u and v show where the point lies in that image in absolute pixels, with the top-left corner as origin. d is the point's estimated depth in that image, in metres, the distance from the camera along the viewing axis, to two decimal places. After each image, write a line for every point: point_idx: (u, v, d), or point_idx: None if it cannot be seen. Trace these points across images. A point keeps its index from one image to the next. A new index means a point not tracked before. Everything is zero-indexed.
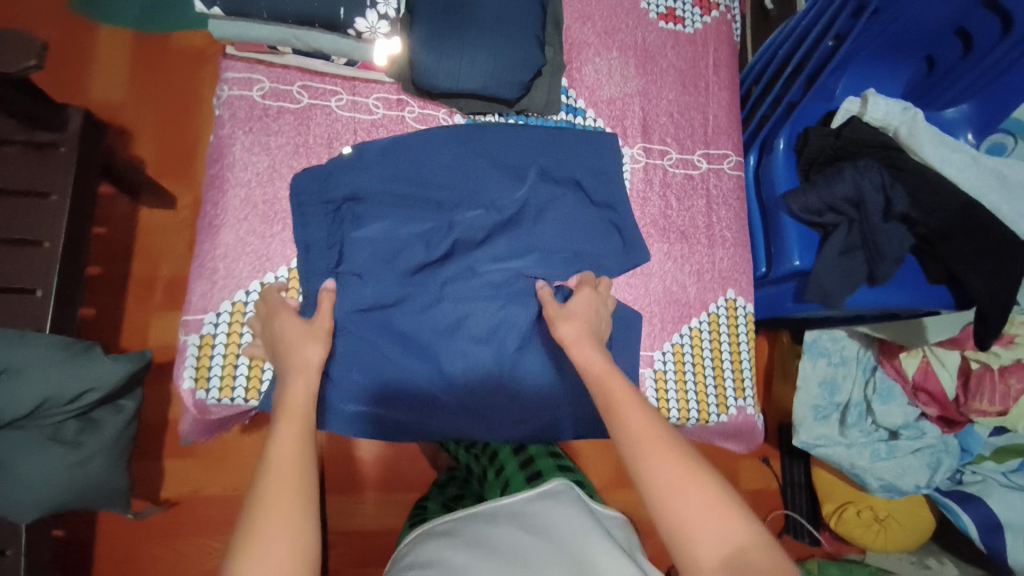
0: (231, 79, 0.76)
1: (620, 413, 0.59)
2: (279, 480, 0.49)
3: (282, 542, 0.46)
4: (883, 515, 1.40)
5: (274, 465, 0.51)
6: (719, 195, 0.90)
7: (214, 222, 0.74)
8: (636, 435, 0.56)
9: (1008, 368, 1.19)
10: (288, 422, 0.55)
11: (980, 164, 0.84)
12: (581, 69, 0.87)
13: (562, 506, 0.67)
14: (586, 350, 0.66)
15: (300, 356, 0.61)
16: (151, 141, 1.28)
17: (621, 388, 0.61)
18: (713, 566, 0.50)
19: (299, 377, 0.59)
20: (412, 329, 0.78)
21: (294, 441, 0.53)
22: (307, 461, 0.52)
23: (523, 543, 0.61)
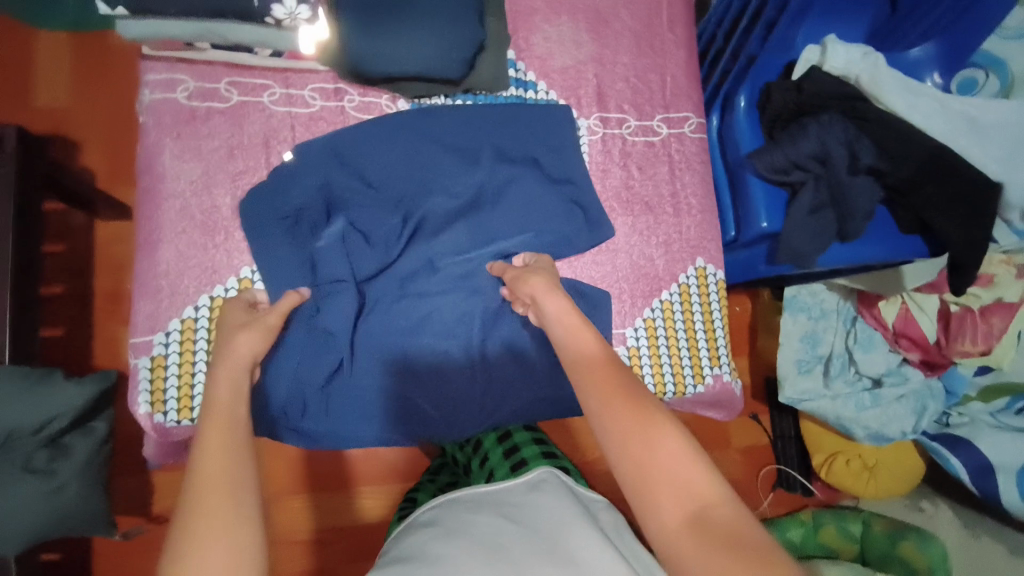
0: (152, 81, 0.71)
1: (586, 369, 0.58)
2: (207, 483, 0.48)
3: (214, 547, 0.44)
4: (873, 462, 1.41)
5: (198, 468, 0.49)
6: (682, 160, 0.86)
7: (152, 237, 0.70)
8: (603, 397, 0.55)
9: (988, 309, 1.19)
10: (213, 422, 0.53)
11: (948, 109, 0.81)
12: (529, 38, 0.82)
13: (550, 497, 0.64)
14: (557, 303, 0.66)
15: (234, 345, 0.60)
16: (97, 151, 1.21)
17: (591, 343, 0.61)
18: (679, 521, 0.47)
19: (227, 368, 0.58)
20: (381, 331, 0.76)
21: (222, 442, 0.51)
22: (239, 460, 0.50)
23: (506, 532, 0.58)
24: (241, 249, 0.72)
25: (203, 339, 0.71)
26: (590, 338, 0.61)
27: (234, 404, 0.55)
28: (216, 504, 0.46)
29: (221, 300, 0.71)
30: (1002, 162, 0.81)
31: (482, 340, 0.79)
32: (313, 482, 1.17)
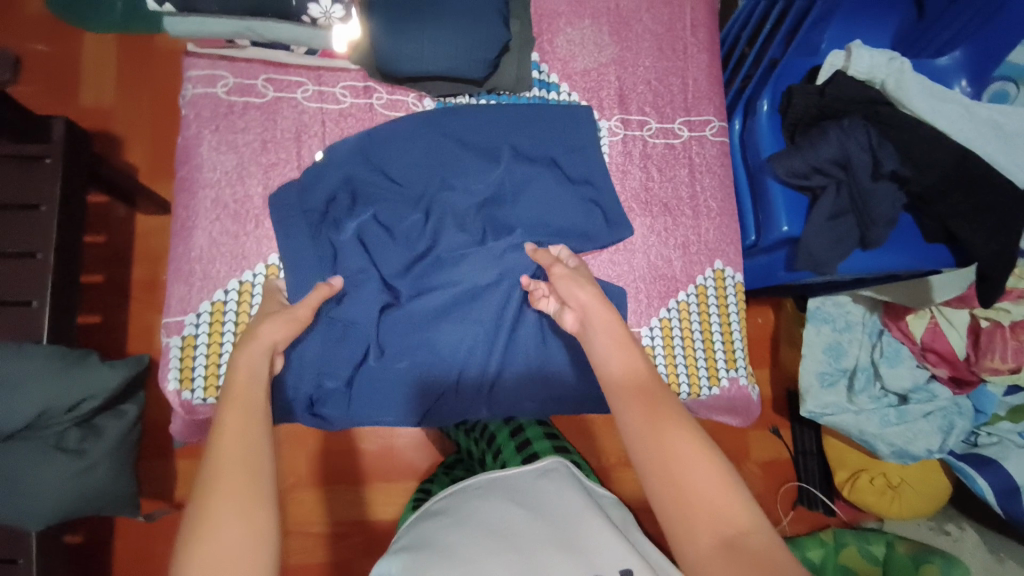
0: (194, 77, 0.75)
1: (630, 390, 0.59)
2: (225, 463, 0.49)
3: (228, 527, 0.46)
4: (897, 482, 1.37)
5: (218, 441, 0.51)
6: (702, 163, 0.87)
7: (187, 224, 0.73)
8: (640, 416, 0.56)
9: (1020, 324, 1.16)
10: (232, 399, 0.55)
11: (975, 115, 0.81)
12: (553, 40, 0.85)
13: (557, 487, 0.64)
14: (605, 314, 0.66)
15: (259, 333, 0.62)
16: (138, 147, 1.27)
17: (635, 363, 0.62)
18: (711, 545, 0.48)
19: (253, 350, 0.60)
20: (406, 323, 0.78)
21: (239, 424, 0.53)
22: (256, 442, 0.52)
23: (515, 520, 0.58)
24: (270, 238, 0.75)
25: (231, 322, 0.73)
26: (635, 357, 0.63)
27: (253, 384, 0.57)
28: (233, 487, 0.48)
29: (249, 285, 0.74)
30: None
31: (498, 337, 0.80)
32: (329, 475, 1.19)
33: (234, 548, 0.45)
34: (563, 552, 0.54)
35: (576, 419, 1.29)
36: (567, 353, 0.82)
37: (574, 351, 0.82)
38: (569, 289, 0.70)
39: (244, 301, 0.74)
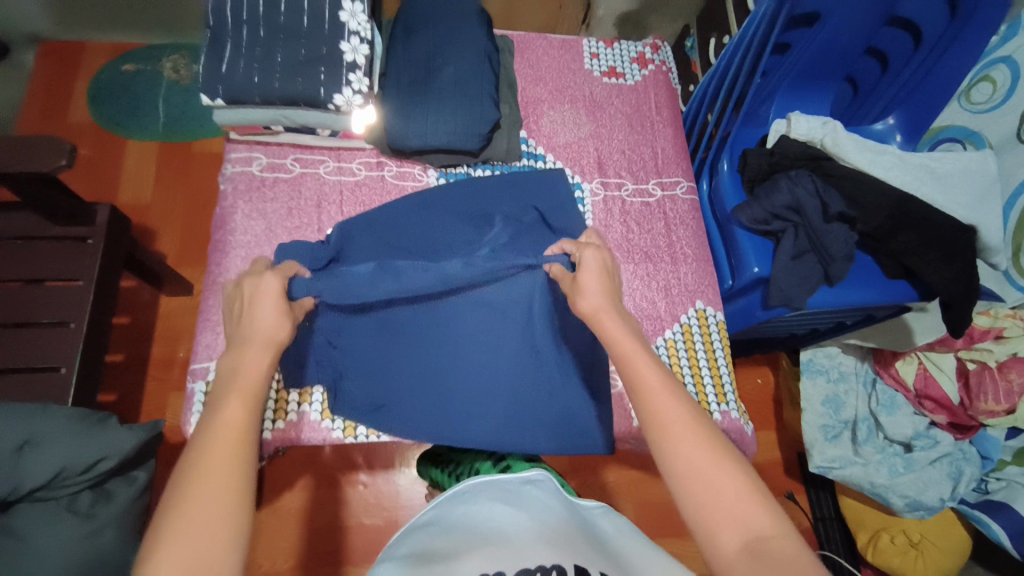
0: (234, 159, 0.89)
1: (644, 394, 0.55)
2: (222, 456, 0.46)
3: (195, 531, 0.42)
4: (918, 539, 1.31)
5: (215, 431, 0.48)
6: (675, 217, 0.98)
7: (218, 280, 0.82)
8: (663, 411, 0.53)
9: (1006, 364, 1.17)
10: (238, 391, 0.52)
11: (907, 162, 0.93)
12: (538, 121, 1.00)
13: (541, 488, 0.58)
14: (616, 323, 0.61)
15: (261, 322, 0.58)
16: (173, 237, 1.41)
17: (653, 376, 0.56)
18: (736, 553, 0.45)
19: (254, 346, 0.56)
20: (417, 341, 0.80)
21: (236, 411, 0.50)
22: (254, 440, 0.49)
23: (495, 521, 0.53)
24: None
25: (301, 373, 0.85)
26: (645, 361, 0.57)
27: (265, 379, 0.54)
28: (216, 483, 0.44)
29: None
30: (968, 206, 0.90)
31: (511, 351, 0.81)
32: (330, 554, 1.16)
33: (207, 546, 0.41)
34: (546, 544, 0.49)
35: (582, 485, 1.27)
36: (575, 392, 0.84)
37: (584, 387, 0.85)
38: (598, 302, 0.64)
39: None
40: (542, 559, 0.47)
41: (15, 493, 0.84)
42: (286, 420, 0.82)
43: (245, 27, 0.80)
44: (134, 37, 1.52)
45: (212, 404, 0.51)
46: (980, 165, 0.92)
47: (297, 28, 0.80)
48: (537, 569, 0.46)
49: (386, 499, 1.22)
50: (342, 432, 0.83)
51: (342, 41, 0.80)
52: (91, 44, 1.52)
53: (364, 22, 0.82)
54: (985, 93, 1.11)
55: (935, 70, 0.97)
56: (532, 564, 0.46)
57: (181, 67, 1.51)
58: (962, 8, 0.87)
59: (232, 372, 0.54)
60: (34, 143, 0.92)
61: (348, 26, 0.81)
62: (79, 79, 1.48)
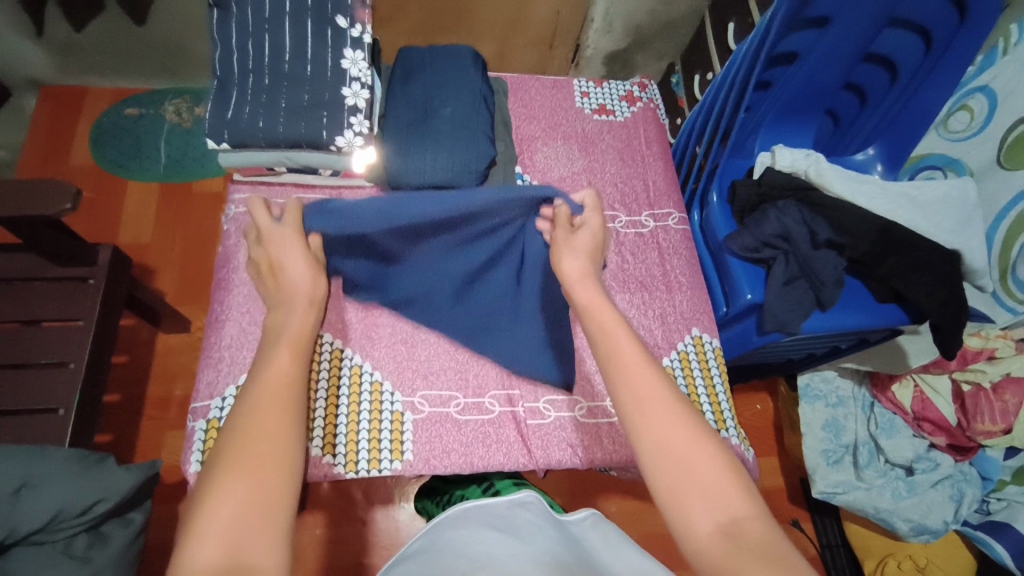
0: (237, 200, 0.91)
1: (624, 365, 0.58)
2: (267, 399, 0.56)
3: (249, 465, 0.50)
4: (925, 564, 1.29)
5: (266, 380, 0.58)
6: (669, 247, 1.00)
7: (220, 318, 0.83)
8: (642, 385, 0.56)
9: (1000, 385, 1.18)
10: (287, 342, 0.63)
11: (890, 191, 0.96)
12: (532, 156, 1.03)
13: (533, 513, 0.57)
14: (591, 292, 0.67)
15: (287, 272, 0.69)
16: (172, 275, 1.42)
17: (625, 347, 0.60)
18: (710, 532, 0.47)
19: (302, 304, 0.67)
20: (427, 262, 0.81)
21: (283, 364, 0.60)
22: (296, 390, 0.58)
23: (488, 542, 0.52)
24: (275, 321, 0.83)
25: (322, 395, 0.80)
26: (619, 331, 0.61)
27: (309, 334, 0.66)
28: (269, 423, 0.54)
29: (339, 353, 0.83)
30: (951, 231, 0.93)
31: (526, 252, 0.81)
32: None
33: (260, 464, 0.50)
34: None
35: None
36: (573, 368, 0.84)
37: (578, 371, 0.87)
38: (567, 257, 0.71)
39: (331, 403, 0.80)
40: None
41: (10, 537, 0.83)
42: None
43: (251, 76, 0.83)
44: (137, 83, 1.56)
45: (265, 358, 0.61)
46: (960, 192, 0.95)
47: (300, 75, 0.84)
48: None
49: (386, 536, 1.19)
50: (342, 467, 0.77)
51: (343, 86, 0.84)
52: (95, 90, 1.56)
53: (365, 69, 0.86)
54: (964, 120, 1.16)
55: (912, 102, 1.03)
56: None
57: (183, 110, 1.55)
58: (936, 45, 0.93)
59: (281, 329, 0.65)
60: (40, 187, 0.94)
61: (350, 72, 0.85)
62: (81, 123, 1.52)
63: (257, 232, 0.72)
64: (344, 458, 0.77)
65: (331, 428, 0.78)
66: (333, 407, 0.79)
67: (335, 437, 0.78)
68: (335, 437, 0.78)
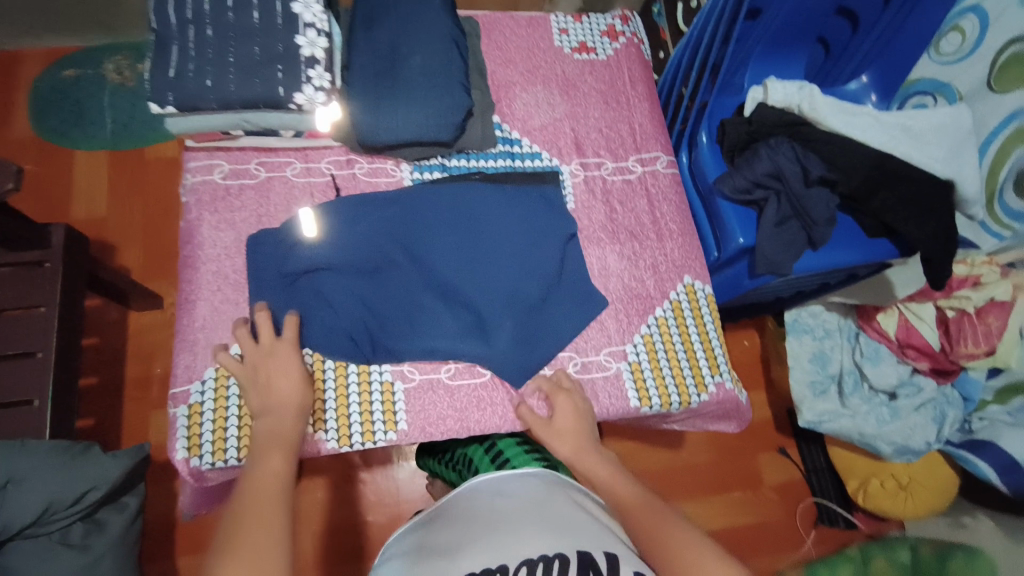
0: (194, 168, 0.83)
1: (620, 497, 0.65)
2: (255, 494, 0.57)
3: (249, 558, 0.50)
4: (906, 481, 1.36)
5: (255, 478, 0.59)
6: (658, 193, 0.97)
7: (190, 297, 0.77)
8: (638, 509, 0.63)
9: (984, 309, 1.19)
10: (275, 441, 0.64)
11: (882, 122, 0.93)
12: (511, 105, 0.97)
13: (537, 482, 0.64)
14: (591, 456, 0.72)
15: (280, 389, 0.69)
16: (136, 250, 1.34)
17: (605, 472, 0.70)
18: None
19: (288, 412, 0.68)
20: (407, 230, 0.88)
21: (276, 466, 0.61)
22: (280, 485, 0.59)
23: (498, 511, 0.58)
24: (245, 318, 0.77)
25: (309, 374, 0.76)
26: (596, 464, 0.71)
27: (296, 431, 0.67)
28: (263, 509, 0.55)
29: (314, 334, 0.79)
30: (944, 159, 0.90)
31: (519, 284, 0.83)
32: (337, 553, 1.16)
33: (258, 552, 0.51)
34: (548, 534, 0.53)
35: None
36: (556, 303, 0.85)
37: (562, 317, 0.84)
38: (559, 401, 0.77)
39: (319, 381, 0.77)
40: (543, 550, 0.51)
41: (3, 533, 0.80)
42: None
43: (192, 28, 0.75)
44: (69, 41, 1.42)
45: (256, 455, 0.63)
46: (955, 119, 0.92)
47: (247, 25, 0.75)
48: (538, 559, 0.50)
49: (387, 495, 1.21)
50: (336, 442, 0.75)
51: (297, 35, 0.76)
52: (22, 52, 1.41)
53: (320, 14, 0.77)
54: (953, 43, 1.13)
55: (907, 25, 0.98)
56: (534, 555, 0.51)
57: (125, 69, 1.42)
58: None
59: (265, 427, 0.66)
60: None
61: (303, 18, 0.76)
62: (14, 90, 1.39)
63: (251, 342, 0.71)
64: (338, 432, 0.75)
65: (321, 404, 0.76)
66: (322, 383, 0.76)
67: (326, 412, 0.76)
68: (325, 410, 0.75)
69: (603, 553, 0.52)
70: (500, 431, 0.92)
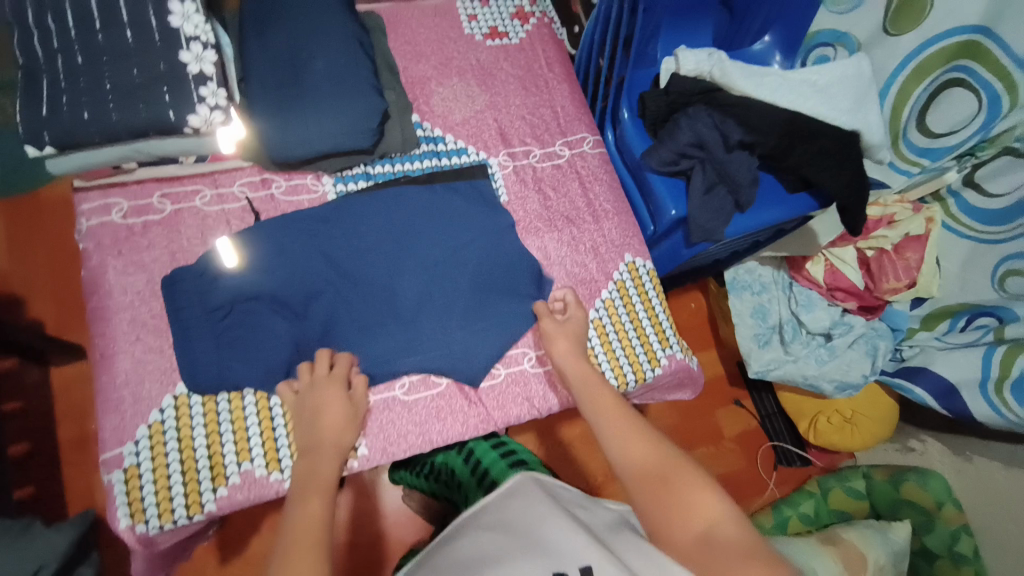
0: (87, 210, 0.75)
1: (607, 420, 0.67)
2: (303, 542, 0.50)
3: None
4: (850, 414, 1.45)
5: (297, 521, 0.53)
6: (589, 174, 0.96)
7: (107, 353, 0.70)
8: (621, 435, 0.64)
9: (901, 246, 1.31)
10: (312, 485, 0.58)
11: (791, 80, 0.95)
12: (429, 101, 0.93)
13: (521, 498, 0.62)
14: (592, 384, 0.72)
15: (325, 421, 0.67)
16: (47, 301, 1.22)
17: (608, 401, 0.69)
18: (689, 540, 0.53)
19: (327, 452, 0.64)
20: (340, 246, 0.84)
21: (315, 507, 0.55)
22: (323, 529, 0.53)
23: (482, 543, 0.55)
24: (173, 367, 0.71)
25: (253, 415, 0.71)
26: (612, 406, 0.68)
27: (334, 475, 0.61)
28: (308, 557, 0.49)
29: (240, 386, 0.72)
30: (848, 112, 0.94)
31: (465, 288, 0.81)
32: None
33: None
34: (528, 558, 0.52)
35: (550, 442, 1.28)
36: (501, 302, 0.82)
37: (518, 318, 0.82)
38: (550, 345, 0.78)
39: (265, 420, 0.72)
40: None
41: None
42: (227, 485, 0.68)
43: (60, 57, 0.67)
44: None
45: (295, 499, 0.57)
46: (855, 71, 0.96)
47: (121, 45, 0.68)
48: None
49: (365, 511, 1.15)
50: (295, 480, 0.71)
51: (180, 51, 0.69)
52: None
53: (202, 24, 0.70)
54: None
55: None
56: None
57: None
58: None
59: (306, 472, 0.61)
60: None
61: (183, 31, 0.69)
62: None
63: (308, 372, 0.71)
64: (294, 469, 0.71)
65: (271, 443, 0.71)
66: (269, 422, 0.72)
67: (278, 449, 0.71)
68: (278, 447, 0.71)
69: (579, 569, 0.50)
70: (476, 436, 0.90)
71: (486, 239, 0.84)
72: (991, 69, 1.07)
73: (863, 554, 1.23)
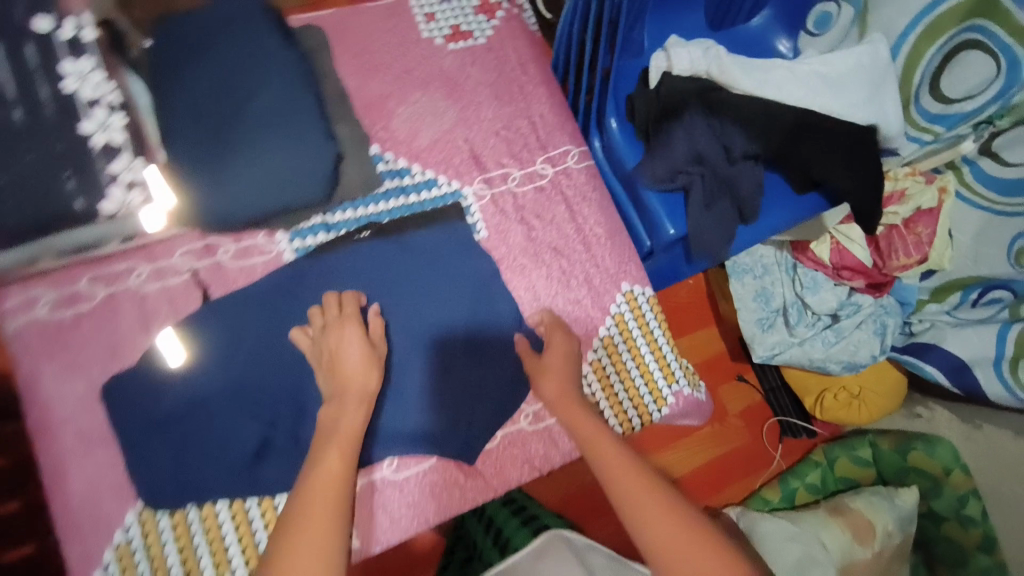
0: (8, 308, 0.65)
1: (600, 455, 0.61)
2: (318, 494, 0.54)
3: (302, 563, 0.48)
4: (857, 391, 1.37)
5: (315, 477, 0.56)
6: (575, 195, 0.86)
7: (57, 471, 0.62)
8: (614, 473, 0.59)
9: (913, 220, 1.22)
10: (335, 440, 0.59)
11: (798, 72, 0.84)
12: (389, 125, 0.81)
13: (554, 560, 0.70)
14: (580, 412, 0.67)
15: (343, 359, 0.64)
16: None
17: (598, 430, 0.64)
18: None
19: (352, 402, 0.62)
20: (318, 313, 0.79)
21: (334, 466, 0.57)
22: (341, 492, 0.55)
23: None
24: (129, 481, 0.64)
25: (229, 522, 0.65)
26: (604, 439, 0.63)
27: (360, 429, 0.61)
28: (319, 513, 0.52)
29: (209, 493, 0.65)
30: (864, 104, 0.84)
31: (448, 347, 0.73)
32: None
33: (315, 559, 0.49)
34: None
35: None
36: (491, 358, 0.75)
37: (512, 376, 0.75)
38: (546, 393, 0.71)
39: (243, 525, 0.65)
40: None
41: None
42: None
43: None
44: None
45: (316, 455, 0.58)
46: (871, 59, 0.84)
47: (7, 127, 0.56)
48: None
49: None
50: None
51: (81, 121, 0.59)
52: None
53: (107, 86, 0.60)
54: None
55: None
56: None
57: None
58: None
59: (330, 426, 0.61)
60: None
61: (82, 96, 0.59)
62: None
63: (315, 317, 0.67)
64: None
65: (252, 550, 0.65)
66: (246, 527, 0.65)
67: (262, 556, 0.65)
68: (260, 551, 0.65)
69: None
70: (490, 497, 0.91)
71: (467, 292, 0.76)
72: (1010, 30, 0.90)
73: (870, 521, 1.19)
